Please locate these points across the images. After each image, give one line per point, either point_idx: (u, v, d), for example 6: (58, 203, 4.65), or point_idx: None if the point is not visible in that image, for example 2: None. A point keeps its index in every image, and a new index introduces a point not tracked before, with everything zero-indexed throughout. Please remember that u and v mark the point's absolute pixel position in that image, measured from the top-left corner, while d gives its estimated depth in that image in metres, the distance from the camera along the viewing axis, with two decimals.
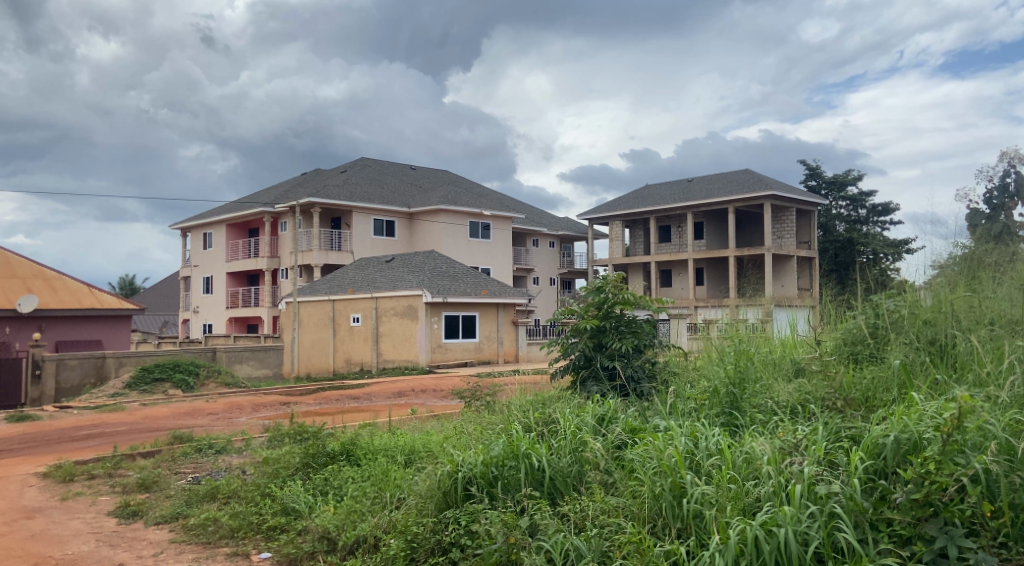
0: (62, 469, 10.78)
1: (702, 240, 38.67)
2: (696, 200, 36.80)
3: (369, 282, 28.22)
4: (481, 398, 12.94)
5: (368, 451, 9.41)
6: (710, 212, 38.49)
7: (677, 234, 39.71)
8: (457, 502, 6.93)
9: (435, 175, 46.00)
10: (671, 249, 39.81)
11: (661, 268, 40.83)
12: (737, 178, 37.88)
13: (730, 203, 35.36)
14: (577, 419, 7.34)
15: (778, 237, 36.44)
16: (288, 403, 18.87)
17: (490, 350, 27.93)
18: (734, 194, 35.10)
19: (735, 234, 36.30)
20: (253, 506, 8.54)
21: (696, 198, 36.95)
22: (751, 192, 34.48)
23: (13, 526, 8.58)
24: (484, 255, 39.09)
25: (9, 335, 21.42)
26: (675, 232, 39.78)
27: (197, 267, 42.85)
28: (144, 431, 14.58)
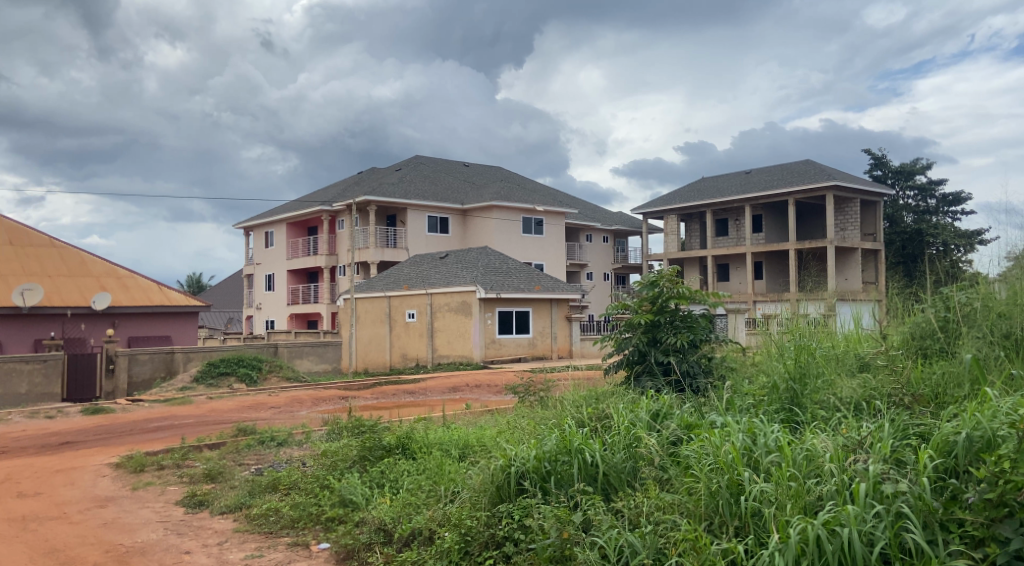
0: (134, 459, 11.09)
1: (760, 234, 37.99)
2: (754, 192, 36.19)
3: (424, 279, 28.52)
4: (536, 392, 12.91)
5: (423, 445, 9.48)
6: (770, 205, 37.76)
7: (735, 227, 39.03)
8: (511, 496, 6.93)
9: (489, 172, 46.11)
10: (728, 243, 39.14)
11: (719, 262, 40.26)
12: (798, 169, 37.12)
13: (791, 195, 34.64)
14: (631, 414, 7.28)
15: (842, 230, 35.57)
16: (346, 397, 19.15)
17: (544, 346, 27.88)
18: (794, 185, 34.39)
19: (795, 226, 35.55)
20: (313, 496, 8.67)
21: (755, 190, 36.32)
22: (813, 183, 33.73)
23: (87, 514, 8.84)
24: (537, 250, 39.03)
25: (84, 331, 22.18)
26: (733, 225, 39.11)
27: (258, 265, 43.79)
28: (210, 423, 14.94)
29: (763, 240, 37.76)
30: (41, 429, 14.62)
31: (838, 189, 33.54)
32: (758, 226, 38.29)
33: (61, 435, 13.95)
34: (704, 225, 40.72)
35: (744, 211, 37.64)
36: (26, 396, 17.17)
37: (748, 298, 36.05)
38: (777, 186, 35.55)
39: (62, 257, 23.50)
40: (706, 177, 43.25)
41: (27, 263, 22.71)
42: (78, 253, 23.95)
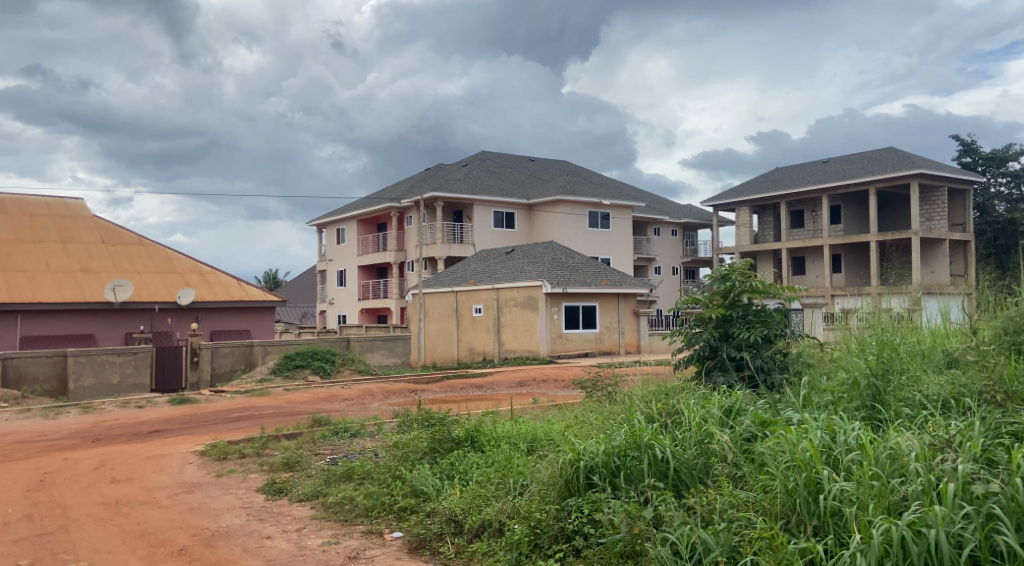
0: (217, 448, 11.47)
1: (839, 225, 37.03)
2: (832, 181, 35.28)
3: (490, 274, 28.66)
4: (603, 387, 12.89)
5: (491, 438, 9.55)
6: (849, 195, 36.75)
7: (811, 219, 38.07)
8: (580, 490, 6.92)
9: (555, 166, 46.05)
10: (805, 235, 38.20)
11: (794, 255, 39.37)
12: (879, 157, 36.03)
13: (873, 184, 33.65)
14: (702, 410, 7.19)
15: (928, 220, 34.37)
16: (415, 390, 19.40)
17: (611, 341, 27.66)
18: (875, 174, 33.40)
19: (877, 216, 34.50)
20: (385, 486, 8.82)
21: (833, 179, 35.41)
22: (896, 171, 32.68)
23: (175, 499, 9.17)
24: (604, 244, 38.79)
25: (171, 325, 23.02)
26: (809, 216, 38.16)
27: (331, 261, 44.72)
28: (287, 414, 15.33)
29: (842, 231, 36.79)
30: (131, 418, 15.22)
31: (923, 176, 32.42)
32: (837, 217, 37.33)
33: (150, 424, 14.51)
34: (778, 217, 39.86)
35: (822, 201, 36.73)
36: (119, 386, 17.87)
37: (826, 292, 35.21)
38: (856, 175, 34.58)
39: (149, 255, 24.64)
40: (780, 168, 42.33)
41: (117, 259, 23.88)
42: (165, 251, 25.09)
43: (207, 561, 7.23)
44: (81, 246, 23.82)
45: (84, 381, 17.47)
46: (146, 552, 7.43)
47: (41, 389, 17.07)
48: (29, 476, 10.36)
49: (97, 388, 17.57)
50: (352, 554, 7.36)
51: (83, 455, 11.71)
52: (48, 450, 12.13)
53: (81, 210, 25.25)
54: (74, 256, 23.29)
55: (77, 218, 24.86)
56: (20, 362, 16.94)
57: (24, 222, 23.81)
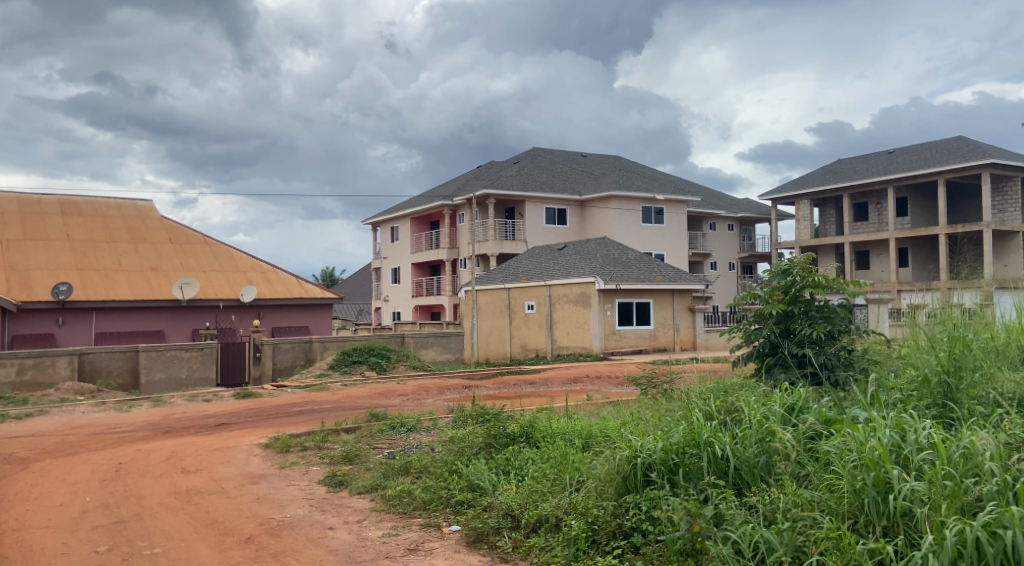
0: (280, 441, 11.73)
1: (905, 217, 36.09)
2: (896, 173, 34.40)
3: (543, 270, 28.67)
4: (659, 384, 12.82)
5: (546, 434, 9.56)
6: (915, 186, 35.78)
7: (875, 212, 37.15)
8: (637, 487, 6.88)
9: (608, 162, 45.79)
10: (868, 228, 37.28)
11: (857, 250, 38.51)
12: (947, 147, 35.00)
13: (941, 174, 32.71)
14: (764, 408, 7.09)
15: (999, 212, 33.32)
16: (469, 386, 19.52)
17: (666, 338, 27.42)
18: (943, 164, 32.46)
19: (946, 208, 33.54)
20: (442, 480, 8.90)
21: (898, 170, 34.53)
22: (965, 161, 31.71)
23: (241, 489, 9.40)
24: (658, 240, 38.43)
25: (235, 322, 23.56)
26: (873, 209, 37.26)
27: (386, 258, 45.21)
28: (345, 409, 15.57)
29: (908, 224, 35.84)
30: (197, 411, 15.64)
31: (994, 166, 31.39)
32: (903, 210, 36.39)
33: (216, 417, 14.89)
34: (840, 210, 38.99)
35: (887, 193, 35.85)
36: (187, 380, 18.34)
37: (892, 287, 34.37)
38: (924, 165, 33.65)
39: (213, 254, 25.26)
40: (840, 160, 41.39)
41: (183, 257, 24.54)
42: (228, 250, 25.68)
43: (273, 550, 7.40)
44: (150, 246, 24.56)
45: (154, 375, 17.97)
46: (216, 540, 7.64)
47: (113, 383, 17.65)
48: (105, 466, 10.73)
49: (167, 382, 18.03)
50: (411, 546, 7.45)
51: (153, 446, 12.08)
52: (121, 441, 12.55)
53: (149, 211, 26.05)
54: (142, 255, 24.02)
55: (146, 219, 25.65)
56: (94, 357, 17.55)
57: (96, 222, 24.64)
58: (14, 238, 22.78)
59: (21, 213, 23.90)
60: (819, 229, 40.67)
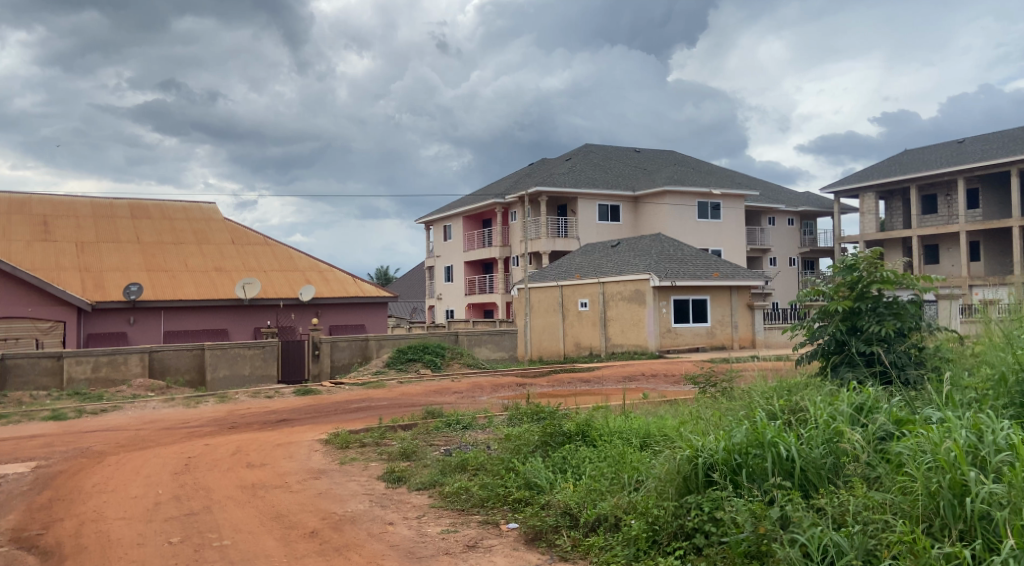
0: (340, 437, 11.90)
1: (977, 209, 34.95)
2: (967, 163, 33.33)
3: (596, 268, 28.55)
4: (717, 384, 12.68)
5: (603, 433, 9.49)
6: (988, 177, 34.62)
7: (944, 204, 36.05)
8: (699, 487, 6.78)
9: (662, 157, 45.35)
10: (937, 221, 36.18)
11: (926, 243, 37.42)
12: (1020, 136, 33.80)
13: (1014, 164, 31.61)
14: (830, 408, 6.96)
15: None
16: (524, 384, 19.52)
17: (724, 335, 27.05)
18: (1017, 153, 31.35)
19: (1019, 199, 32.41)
20: (499, 478, 8.91)
21: (969, 161, 33.47)
22: None
23: (304, 484, 9.57)
24: (714, 236, 37.91)
25: (294, 320, 23.97)
26: (942, 201, 36.16)
27: (439, 257, 45.52)
28: (401, 406, 15.71)
29: (980, 216, 34.70)
30: (260, 407, 15.97)
31: None
32: (974, 202, 35.25)
33: (278, 413, 15.19)
34: (908, 203, 37.93)
35: (958, 185, 34.75)
36: (250, 377, 18.74)
37: (963, 282, 33.33)
38: (996, 155, 32.56)
39: (273, 254, 25.77)
40: (904, 151, 40.25)
41: (245, 258, 25.10)
42: (287, 250, 26.17)
43: (336, 544, 7.51)
44: (214, 247, 25.17)
45: (220, 372, 18.40)
46: (282, 533, 7.77)
47: (181, 380, 18.14)
48: (175, 460, 11.03)
49: (231, 378, 18.46)
50: (470, 543, 7.48)
51: (220, 441, 12.37)
52: (190, 436, 12.89)
53: (213, 214, 26.71)
54: (207, 255, 24.62)
55: (209, 222, 26.32)
56: (163, 355, 18.05)
57: (163, 225, 25.36)
58: (87, 240, 23.57)
59: (94, 217, 24.73)
60: (885, 223, 39.61)
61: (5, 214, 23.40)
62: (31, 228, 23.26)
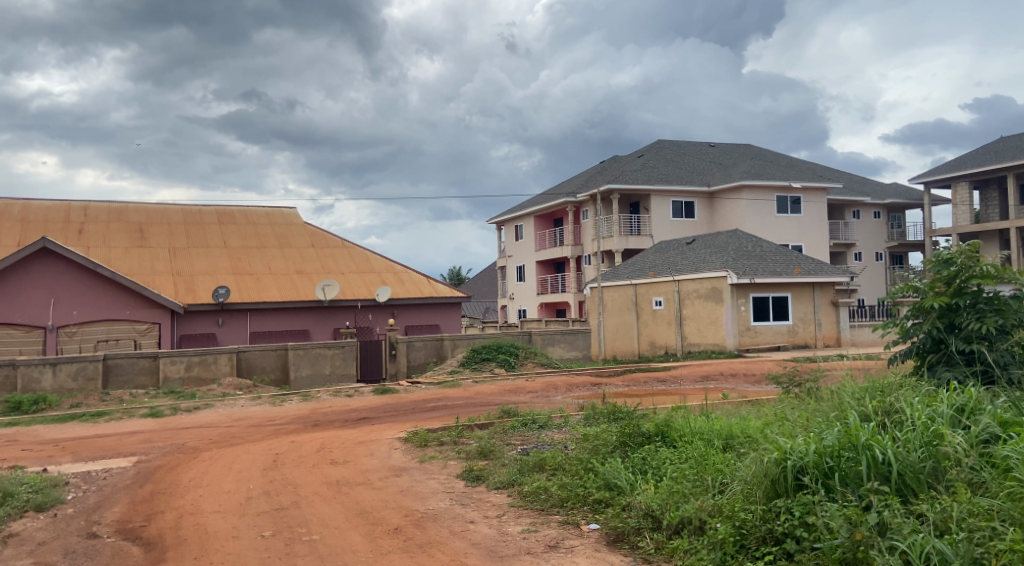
0: (419, 435, 12.01)
1: None
2: None
3: (671, 265, 28.16)
4: (801, 384, 12.33)
5: (683, 434, 9.32)
6: None
7: None
8: (788, 491, 6.55)
9: (738, 151, 44.44)
10: None
11: None
12: None
13: None
14: (929, 408, 6.72)
15: None
16: (599, 383, 19.36)
17: (806, 334, 26.32)
18: None
19: None
20: (578, 478, 8.85)
21: None
22: None
23: (386, 481, 9.70)
24: (794, 231, 36.96)
25: (371, 320, 24.36)
26: None
27: (511, 257, 45.64)
28: (477, 405, 15.76)
29: None
30: (341, 406, 16.28)
31: None
32: None
33: (358, 411, 15.45)
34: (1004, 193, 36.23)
35: None
36: (330, 376, 19.12)
37: None
38: None
39: (351, 256, 26.27)
40: (998, 139, 38.44)
41: (325, 260, 25.64)
42: (364, 252, 26.64)
43: (419, 541, 7.57)
44: (295, 250, 25.81)
45: (302, 371, 18.86)
46: (367, 529, 7.90)
47: (267, 379, 18.66)
48: (264, 456, 11.32)
49: (312, 378, 18.89)
50: (551, 543, 7.45)
51: (305, 438, 12.66)
52: (276, 433, 13.23)
53: (294, 219, 27.40)
54: (289, 259, 25.26)
55: (290, 226, 27.01)
56: (249, 355, 18.59)
57: (248, 230, 26.15)
58: (179, 245, 24.47)
59: (184, 223, 25.67)
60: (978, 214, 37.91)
61: (103, 221, 24.51)
62: (127, 234, 24.30)
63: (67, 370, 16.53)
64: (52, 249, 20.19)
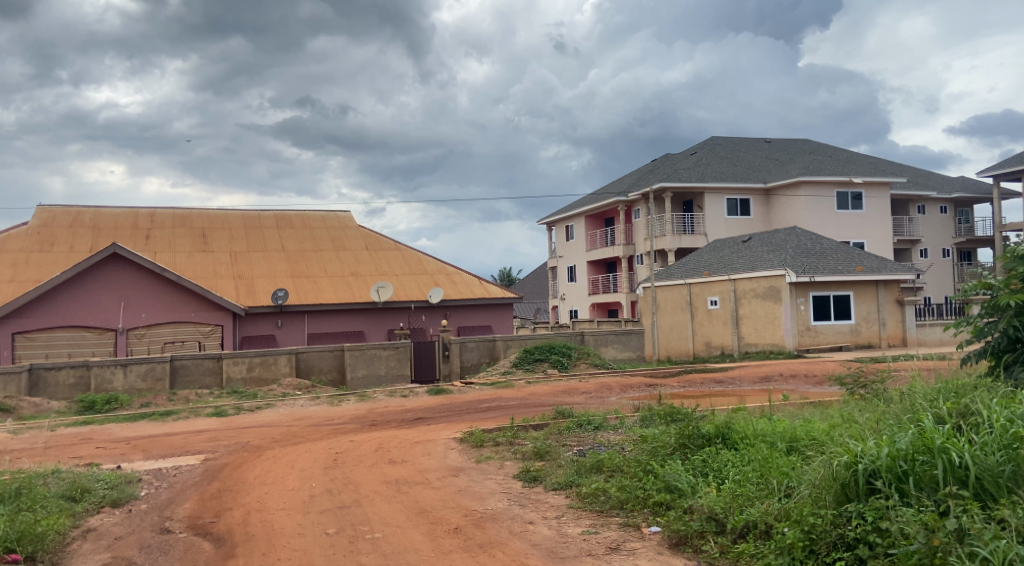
0: (475, 436, 12.03)
1: None
2: None
3: (726, 264, 27.73)
4: (867, 385, 12.02)
5: (745, 436, 9.13)
6: None
7: None
8: (859, 496, 6.36)
9: (796, 146, 43.57)
10: None
11: None
12: None
13: None
14: (1007, 409, 6.49)
15: None
16: (654, 384, 19.17)
17: (869, 334, 25.65)
18: None
19: None
20: (637, 480, 8.73)
21: None
22: None
23: (444, 481, 9.73)
24: (855, 228, 36.09)
25: (425, 321, 24.52)
26: None
27: (562, 257, 45.52)
28: (530, 406, 15.75)
29: None
30: (397, 406, 16.42)
31: None
32: None
33: (413, 412, 15.54)
34: None
35: None
36: (386, 377, 19.29)
37: None
38: None
39: (405, 258, 26.49)
40: None
41: (379, 262, 25.90)
42: (417, 254, 26.84)
43: (480, 541, 7.58)
44: (350, 253, 26.13)
45: (358, 372, 19.07)
46: (428, 528, 7.93)
47: (325, 379, 18.93)
48: (324, 455, 11.48)
49: (368, 378, 19.08)
50: (613, 545, 7.37)
51: (363, 438, 12.77)
52: (335, 433, 13.40)
53: (349, 222, 27.77)
54: (345, 261, 25.59)
55: (345, 230, 27.37)
56: (308, 356, 18.88)
57: (305, 234, 26.58)
58: (239, 250, 24.98)
59: (244, 227, 26.21)
60: None
61: (168, 227, 25.17)
62: (191, 239, 24.90)
63: (137, 370, 17.04)
64: (121, 254, 20.80)
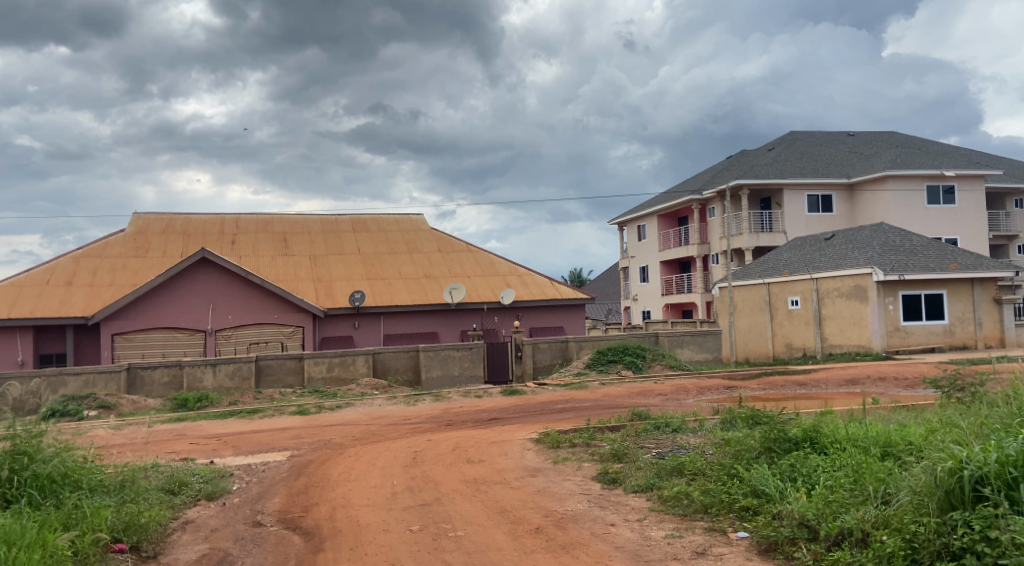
0: (551, 436, 11.96)
1: None
2: None
3: (807, 263, 26.93)
4: (964, 388, 11.45)
5: (834, 441, 8.79)
6: None
7: None
8: (965, 504, 6.02)
9: (881, 140, 42.06)
10: None
11: None
12: None
13: None
14: None
15: None
16: (733, 386, 18.76)
17: (964, 334, 24.55)
18: None
19: None
20: (722, 484, 8.48)
21: None
22: None
23: (522, 481, 9.68)
24: (947, 223, 34.59)
25: (498, 322, 24.56)
26: None
27: (635, 258, 45.02)
28: (606, 407, 15.59)
29: None
30: (473, 406, 16.48)
31: None
32: None
33: (489, 411, 15.56)
34: None
35: None
36: (459, 377, 19.38)
37: None
38: None
39: (477, 260, 26.63)
40: None
41: (451, 264, 26.10)
42: (489, 256, 26.94)
43: (562, 542, 7.50)
44: (424, 255, 26.41)
45: (432, 372, 19.22)
46: (509, 527, 7.89)
47: (401, 379, 19.12)
48: (403, 453, 11.58)
49: (443, 379, 19.21)
50: (699, 549, 7.19)
51: (440, 437, 12.83)
52: (412, 432, 13.51)
53: (422, 225, 28.06)
54: (419, 263, 25.85)
55: (419, 232, 27.68)
56: (385, 356, 19.11)
57: (380, 237, 26.99)
58: (319, 253, 25.52)
59: (324, 232, 26.77)
60: None
61: (252, 231, 25.89)
62: (273, 243, 25.56)
63: (224, 369, 17.52)
64: (209, 259, 21.46)
